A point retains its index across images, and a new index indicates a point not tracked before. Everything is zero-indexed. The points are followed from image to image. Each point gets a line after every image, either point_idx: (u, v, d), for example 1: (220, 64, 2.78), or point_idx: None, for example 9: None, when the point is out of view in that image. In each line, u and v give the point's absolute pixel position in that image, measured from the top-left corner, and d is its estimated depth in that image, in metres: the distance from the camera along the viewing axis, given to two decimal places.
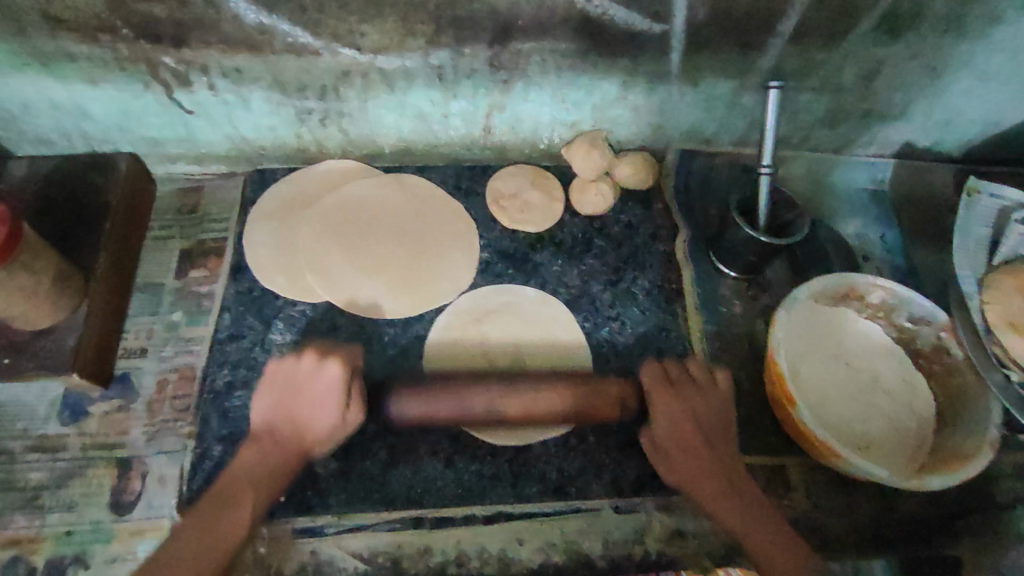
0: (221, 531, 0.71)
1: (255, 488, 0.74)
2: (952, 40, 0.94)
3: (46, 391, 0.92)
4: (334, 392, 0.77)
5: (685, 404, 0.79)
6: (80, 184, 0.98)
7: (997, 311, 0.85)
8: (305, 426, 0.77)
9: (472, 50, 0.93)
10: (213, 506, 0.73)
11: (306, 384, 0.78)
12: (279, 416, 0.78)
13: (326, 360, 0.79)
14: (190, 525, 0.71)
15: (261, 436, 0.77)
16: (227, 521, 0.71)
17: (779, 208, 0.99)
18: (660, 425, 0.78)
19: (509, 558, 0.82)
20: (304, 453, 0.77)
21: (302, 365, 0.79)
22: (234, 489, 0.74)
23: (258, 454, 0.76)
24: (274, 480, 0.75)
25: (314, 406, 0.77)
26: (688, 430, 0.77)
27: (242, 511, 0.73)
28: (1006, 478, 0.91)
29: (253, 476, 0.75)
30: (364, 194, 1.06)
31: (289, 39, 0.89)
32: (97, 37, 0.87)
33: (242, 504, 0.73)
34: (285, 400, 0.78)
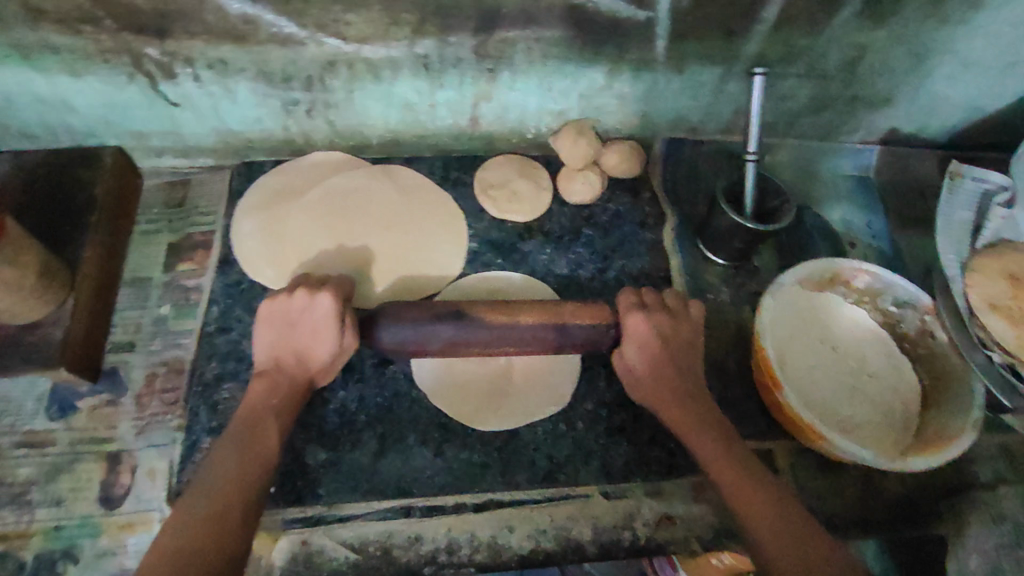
0: (253, 459, 0.71)
1: (269, 418, 0.75)
2: (935, 26, 0.94)
3: (34, 386, 0.92)
4: (331, 321, 0.77)
5: (656, 324, 0.82)
6: (66, 178, 0.97)
7: (981, 293, 0.84)
8: (307, 355, 0.79)
9: (457, 39, 0.93)
10: (235, 444, 0.72)
11: (303, 317, 0.79)
12: (283, 347, 0.80)
13: (318, 293, 0.79)
14: (218, 460, 0.70)
15: (268, 369, 0.80)
16: (256, 452, 0.71)
17: (765, 194, 0.99)
18: (630, 345, 0.82)
19: (499, 545, 0.83)
20: (311, 381, 0.80)
21: (295, 300, 0.79)
22: (251, 422, 0.74)
23: (266, 386, 0.78)
24: (286, 411, 0.77)
25: (314, 336, 0.78)
26: (660, 355, 0.81)
27: (267, 439, 0.73)
28: (988, 459, 0.93)
29: (268, 409, 0.76)
30: (351, 185, 1.06)
31: (273, 29, 0.88)
32: (78, 28, 0.86)
33: (265, 432, 0.74)
34: (285, 334, 0.80)
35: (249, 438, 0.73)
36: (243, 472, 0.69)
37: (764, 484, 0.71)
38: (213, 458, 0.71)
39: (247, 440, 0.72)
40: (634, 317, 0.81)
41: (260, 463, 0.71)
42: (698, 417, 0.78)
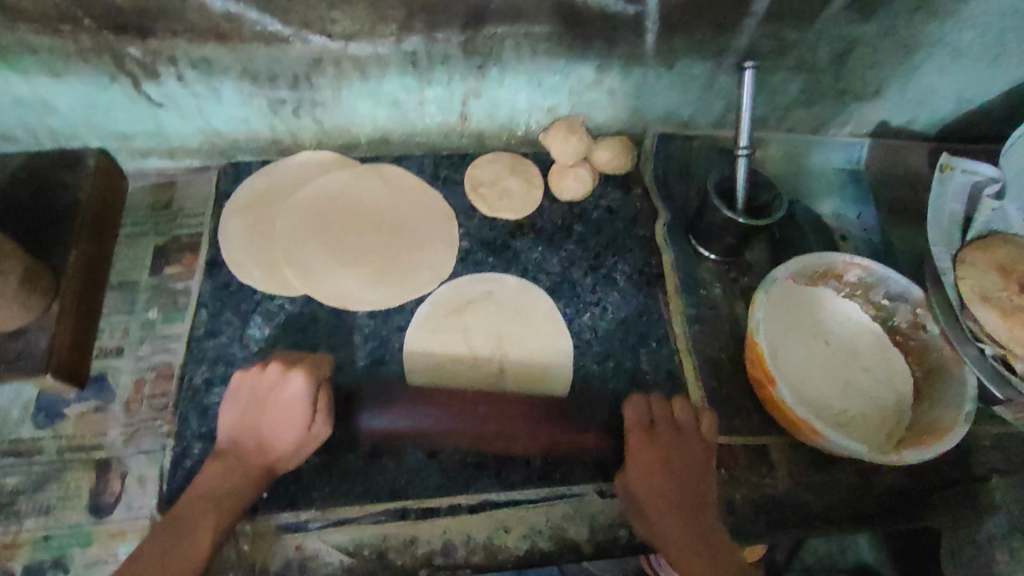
0: (174, 571, 0.67)
1: (205, 521, 0.71)
2: (924, 17, 0.94)
3: (19, 394, 0.91)
4: (301, 407, 0.76)
5: (661, 456, 0.78)
6: (49, 182, 0.96)
7: (972, 285, 0.86)
8: (270, 442, 0.76)
9: (445, 36, 0.92)
10: (164, 541, 0.69)
11: (272, 396, 0.77)
12: (245, 429, 0.77)
13: (291, 371, 0.77)
14: (135, 567, 0.67)
15: (227, 451, 0.77)
16: (176, 556, 0.68)
17: (757, 189, 0.99)
18: (637, 477, 0.78)
19: (495, 545, 0.82)
20: (270, 467, 0.77)
21: (267, 376, 0.78)
22: (183, 520, 0.70)
23: (219, 472, 0.75)
24: (229, 503, 0.73)
25: (280, 421, 0.76)
26: (663, 475, 0.77)
27: (196, 544, 0.69)
28: (982, 450, 0.93)
29: (216, 497, 0.73)
30: (341, 186, 1.05)
31: (258, 27, 0.87)
32: (57, 28, 0.84)
33: (194, 535, 0.70)
34: (252, 415, 0.77)
35: (172, 546, 0.68)
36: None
37: None
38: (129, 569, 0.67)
39: (175, 542, 0.69)
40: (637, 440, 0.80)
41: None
42: (719, 565, 0.70)
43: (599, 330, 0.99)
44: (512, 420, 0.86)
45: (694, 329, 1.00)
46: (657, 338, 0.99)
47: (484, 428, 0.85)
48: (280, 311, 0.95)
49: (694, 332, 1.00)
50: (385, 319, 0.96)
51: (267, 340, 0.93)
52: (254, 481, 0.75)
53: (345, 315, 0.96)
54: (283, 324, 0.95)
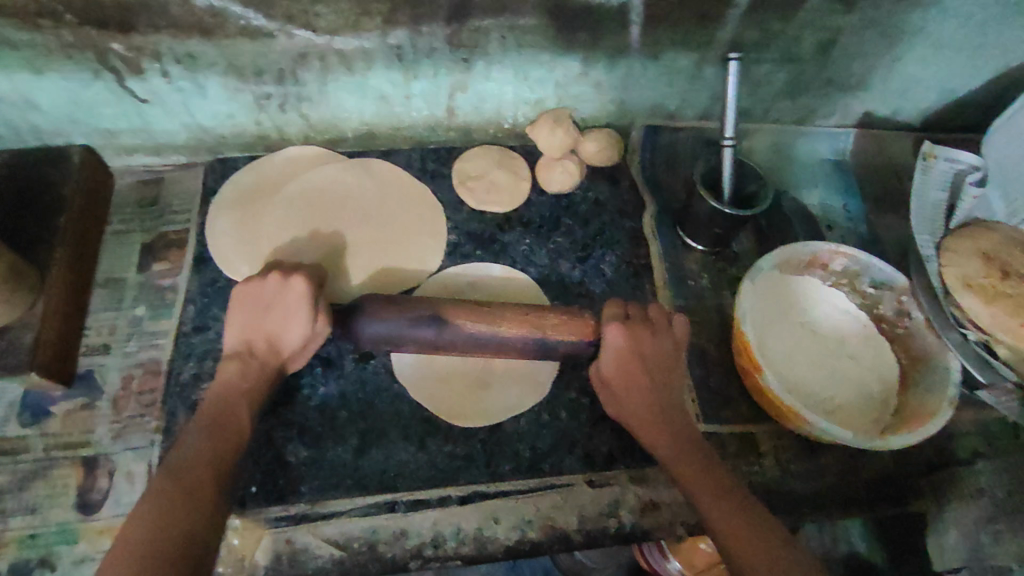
0: (226, 445, 0.71)
1: (236, 405, 0.75)
2: (906, 8, 0.95)
3: (5, 393, 0.90)
4: (303, 305, 0.78)
5: (637, 343, 0.80)
6: (32, 179, 0.95)
7: (953, 272, 0.86)
8: (279, 340, 0.79)
9: (430, 29, 0.92)
10: (204, 431, 0.71)
11: (275, 301, 0.79)
12: (252, 332, 0.79)
13: (291, 276, 0.80)
14: (194, 444, 0.69)
15: (239, 353, 0.79)
16: (226, 434, 0.72)
17: (743, 180, 0.99)
18: (610, 362, 0.80)
19: (485, 536, 0.83)
20: (281, 363, 0.80)
21: (267, 284, 0.80)
22: (222, 408, 0.74)
23: (233, 371, 0.78)
24: (256, 394, 0.77)
25: (285, 322, 0.79)
26: (632, 364, 0.79)
27: (236, 423, 0.73)
28: (966, 435, 0.94)
29: (239, 389, 0.76)
30: (327, 179, 1.04)
31: (241, 21, 0.86)
32: (38, 23, 0.84)
33: (232, 413, 0.74)
34: (253, 317, 0.79)
35: (223, 428, 0.72)
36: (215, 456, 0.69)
37: (736, 502, 0.68)
38: (183, 446, 0.69)
39: (219, 424, 0.72)
40: (613, 332, 0.79)
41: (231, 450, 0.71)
42: (679, 436, 0.76)
43: None
44: (506, 329, 0.81)
45: (682, 320, 1.01)
46: None
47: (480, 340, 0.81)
48: None
49: None
50: None
51: None
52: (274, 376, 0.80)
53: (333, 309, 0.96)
54: None
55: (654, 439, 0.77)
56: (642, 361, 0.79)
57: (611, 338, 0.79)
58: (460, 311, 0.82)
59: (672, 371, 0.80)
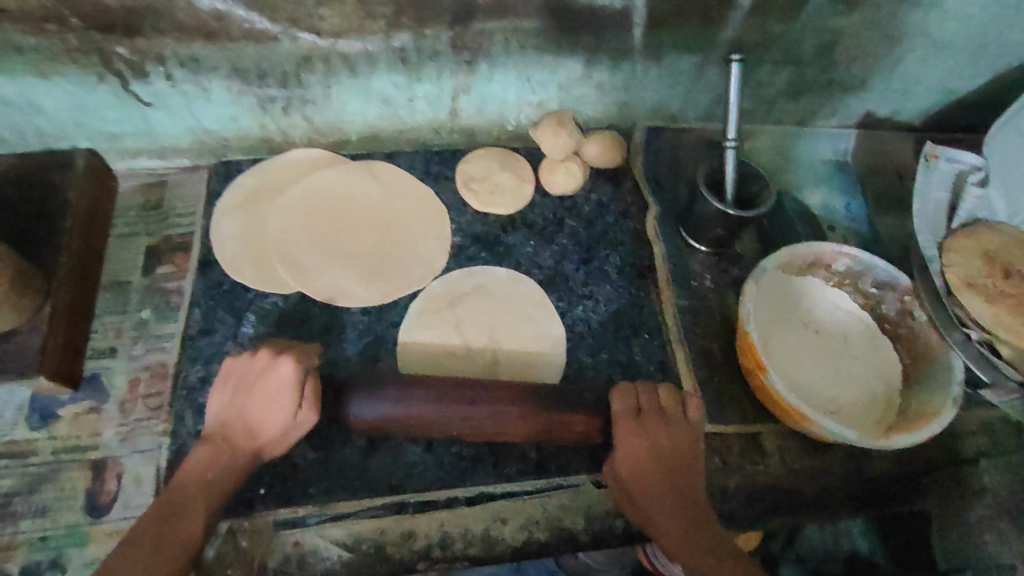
0: (165, 554, 0.67)
1: (195, 505, 0.71)
2: (907, 9, 0.95)
3: (13, 395, 0.90)
4: (286, 393, 0.74)
5: (650, 440, 0.75)
6: (38, 183, 0.95)
7: (957, 272, 0.88)
8: (259, 426, 0.75)
9: (433, 32, 0.92)
10: (153, 525, 0.69)
11: (259, 384, 0.76)
12: (232, 413, 0.76)
13: (280, 357, 0.76)
14: (129, 554, 0.66)
15: (214, 436, 0.75)
16: (168, 538, 0.68)
17: (746, 181, 1.00)
18: (626, 461, 0.75)
19: (492, 537, 0.83)
20: (257, 453, 0.76)
21: (255, 362, 0.77)
22: (174, 506, 0.71)
23: (206, 455, 0.74)
24: (223, 487, 0.73)
25: (266, 409, 0.75)
26: (645, 463, 0.74)
27: (184, 527, 0.69)
28: (970, 434, 0.95)
29: (208, 485, 0.72)
30: (332, 182, 1.05)
31: (246, 24, 0.87)
32: (44, 27, 0.84)
33: (187, 516, 0.70)
34: (237, 398, 0.77)
35: (164, 532, 0.68)
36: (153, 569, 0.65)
37: None
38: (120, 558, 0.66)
39: (165, 526, 0.69)
40: (623, 427, 0.76)
41: (169, 559, 0.66)
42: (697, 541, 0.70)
43: (592, 323, 1.00)
44: (503, 410, 0.76)
45: (686, 321, 1.01)
46: (648, 329, 1.00)
47: (473, 421, 0.76)
48: (274, 309, 0.96)
49: (686, 324, 1.01)
50: (378, 315, 0.97)
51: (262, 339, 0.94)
52: (245, 468, 0.74)
53: (338, 312, 0.96)
54: (277, 322, 0.95)
55: (673, 546, 0.71)
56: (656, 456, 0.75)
57: (623, 434, 0.75)
58: (456, 391, 0.77)
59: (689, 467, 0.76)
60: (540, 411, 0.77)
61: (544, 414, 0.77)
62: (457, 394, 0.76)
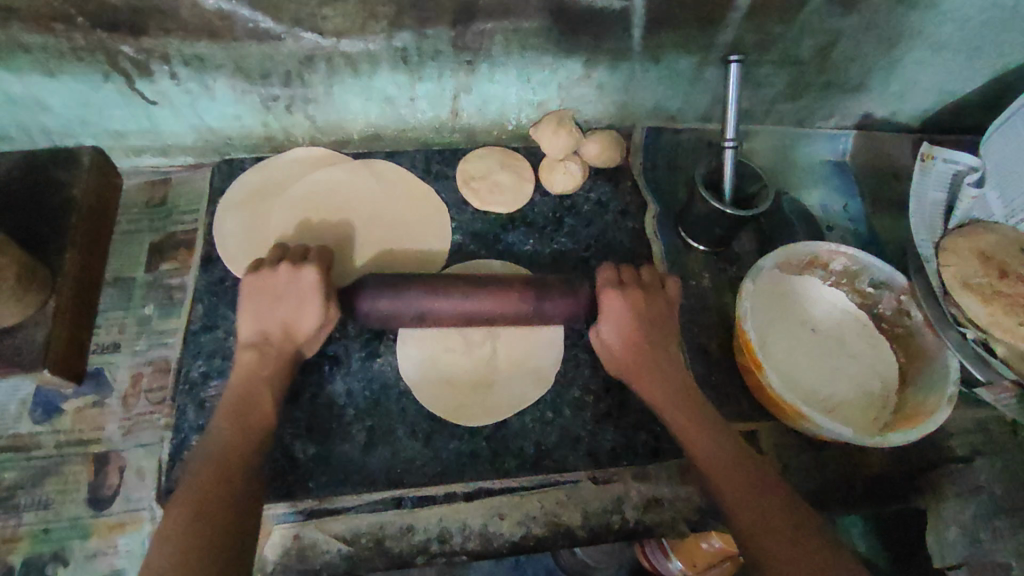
0: (253, 432, 0.75)
1: (261, 396, 0.78)
2: (904, 11, 0.96)
3: (17, 389, 0.91)
4: (315, 293, 0.81)
5: (632, 312, 0.84)
6: (43, 180, 0.96)
7: (955, 273, 0.87)
8: (294, 328, 0.81)
9: (435, 32, 0.93)
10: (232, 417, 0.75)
11: (286, 290, 0.82)
12: (264, 320, 0.81)
13: (302, 266, 0.82)
14: (224, 437, 0.73)
15: (256, 344, 0.81)
16: (252, 421, 0.76)
17: (744, 181, 1.01)
18: (614, 330, 0.84)
19: (491, 532, 0.84)
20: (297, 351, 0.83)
21: (278, 274, 0.82)
22: (244, 399, 0.77)
23: (253, 363, 0.80)
24: (275, 386, 0.79)
25: (298, 308, 0.81)
26: (632, 328, 0.84)
27: (261, 412, 0.77)
28: (965, 433, 0.95)
29: (252, 400, 0.77)
30: (333, 180, 1.06)
31: (250, 24, 0.88)
32: (51, 26, 0.85)
33: (258, 405, 0.77)
34: (263, 306, 0.82)
35: (245, 415, 0.76)
36: (246, 444, 0.73)
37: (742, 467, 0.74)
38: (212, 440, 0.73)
39: (243, 414, 0.76)
40: (611, 299, 0.84)
41: (258, 437, 0.75)
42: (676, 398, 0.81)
43: None
44: (503, 303, 0.83)
45: (683, 319, 1.02)
46: None
47: (476, 313, 0.83)
48: None
49: (683, 322, 1.02)
50: None
51: None
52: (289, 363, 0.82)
53: None
54: None
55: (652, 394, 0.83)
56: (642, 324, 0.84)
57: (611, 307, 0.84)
58: (457, 288, 0.83)
59: (665, 328, 0.86)
60: (539, 301, 0.84)
61: (542, 303, 0.84)
62: (456, 287, 0.83)
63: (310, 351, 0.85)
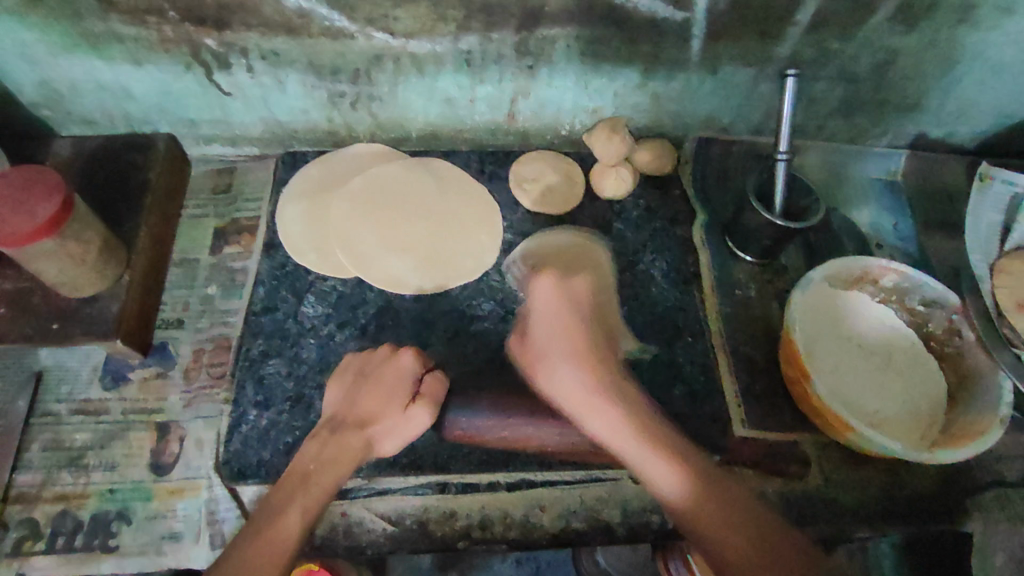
0: (269, 559, 0.69)
1: (290, 502, 0.74)
2: (965, 31, 0.97)
3: (89, 356, 0.96)
4: (405, 381, 0.84)
5: (557, 294, 0.91)
6: (123, 162, 1.02)
7: (1008, 295, 0.92)
8: (371, 418, 0.82)
9: (500, 36, 0.97)
10: (250, 531, 0.71)
11: (377, 373, 0.85)
12: (351, 399, 0.84)
13: (401, 350, 0.87)
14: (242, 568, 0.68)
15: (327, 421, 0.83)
16: (268, 548, 0.70)
17: (795, 193, 1.00)
18: (557, 314, 0.90)
19: (531, 523, 0.87)
20: (368, 442, 0.81)
21: (376, 354, 0.87)
22: (275, 505, 0.74)
23: (317, 448, 0.79)
24: (332, 470, 0.78)
25: (383, 395, 0.82)
26: (563, 308, 0.90)
27: (281, 530, 0.72)
28: (1013, 459, 0.95)
29: (309, 477, 0.77)
30: (392, 175, 1.09)
31: (326, 23, 0.92)
32: (145, 19, 0.91)
33: (281, 520, 0.72)
34: (355, 387, 0.85)
35: (266, 533, 0.71)
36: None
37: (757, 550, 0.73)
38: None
39: (260, 529, 0.71)
40: (544, 283, 0.92)
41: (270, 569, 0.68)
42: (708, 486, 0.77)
43: (635, 323, 1.02)
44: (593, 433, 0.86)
45: (729, 328, 1.03)
46: (692, 333, 1.01)
47: (565, 437, 0.86)
48: (333, 292, 1.00)
49: (729, 331, 1.02)
50: (430, 304, 1.00)
51: (320, 319, 0.98)
52: (359, 451, 0.80)
53: (392, 299, 1.00)
54: (336, 304, 0.99)
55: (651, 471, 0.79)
56: (575, 327, 0.89)
57: (541, 291, 0.92)
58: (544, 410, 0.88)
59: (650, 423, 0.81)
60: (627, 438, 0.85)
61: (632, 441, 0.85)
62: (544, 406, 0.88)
63: (387, 451, 0.83)
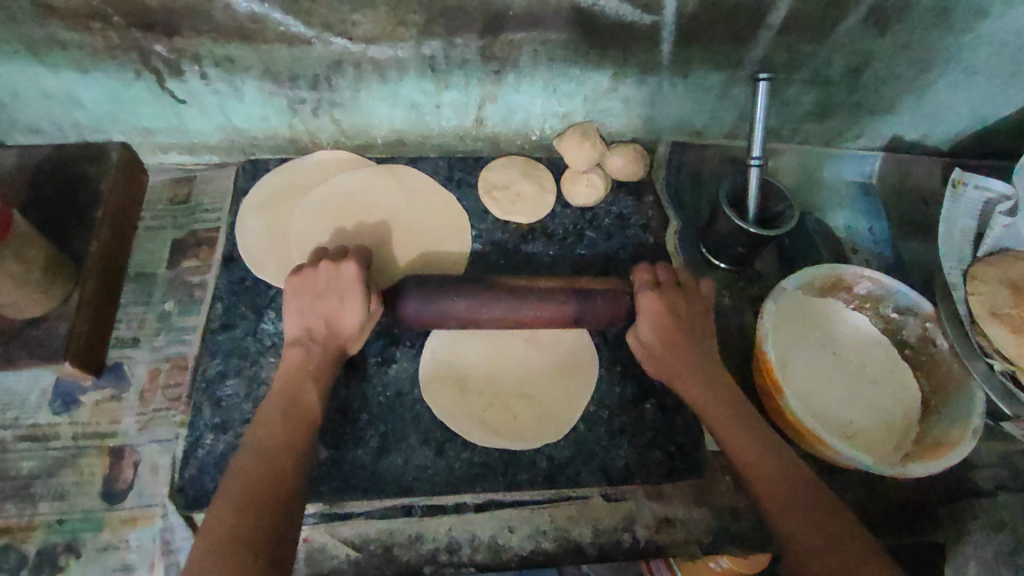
0: (288, 427, 0.74)
1: (305, 388, 0.78)
2: (939, 34, 0.95)
3: (38, 379, 0.92)
4: (356, 289, 0.81)
5: (668, 314, 0.82)
6: (73, 172, 0.97)
7: (981, 302, 0.86)
8: (334, 321, 0.81)
9: (463, 40, 0.93)
10: (277, 405, 0.76)
11: (328, 286, 0.82)
12: (307, 313, 0.82)
13: (343, 261, 0.83)
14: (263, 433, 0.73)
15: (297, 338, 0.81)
16: (293, 415, 0.76)
17: (769, 199, 0.98)
18: (651, 331, 0.82)
19: (498, 544, 0.85)
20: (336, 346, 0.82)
21: (320, 270, 0.83)
22: (289, 393, 0.78)
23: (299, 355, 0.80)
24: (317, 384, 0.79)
25: (340, 302, 0.81)
26: (669, 324, 0.82)
27: (305, 405, 0.77)
28: (987, 467, 0.94)
29: (310, 369, 0.80)
30: (355, 185, 1.05)
31: (280, 28, 0.88)
32: (88, 24, 0.87)
33: (302, 396, 0.78)
34: (308, 303, 0.82)
35: (288, 411, 0.76)
36: (271, 442, 0.72)
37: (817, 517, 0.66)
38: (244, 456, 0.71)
39: (286, 410, 0.76)
40: (649, 297, 0.82)
41: (276, 444, 0.72)
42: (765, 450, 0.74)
43: None
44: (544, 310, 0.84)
45: None
46: None
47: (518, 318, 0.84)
48: None
49: None
50: None
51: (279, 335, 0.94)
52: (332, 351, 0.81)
53: None
54: None
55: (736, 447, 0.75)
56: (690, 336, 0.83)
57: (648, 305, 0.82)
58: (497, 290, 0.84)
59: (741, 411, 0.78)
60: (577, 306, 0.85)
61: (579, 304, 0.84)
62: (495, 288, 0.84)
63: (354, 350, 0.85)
